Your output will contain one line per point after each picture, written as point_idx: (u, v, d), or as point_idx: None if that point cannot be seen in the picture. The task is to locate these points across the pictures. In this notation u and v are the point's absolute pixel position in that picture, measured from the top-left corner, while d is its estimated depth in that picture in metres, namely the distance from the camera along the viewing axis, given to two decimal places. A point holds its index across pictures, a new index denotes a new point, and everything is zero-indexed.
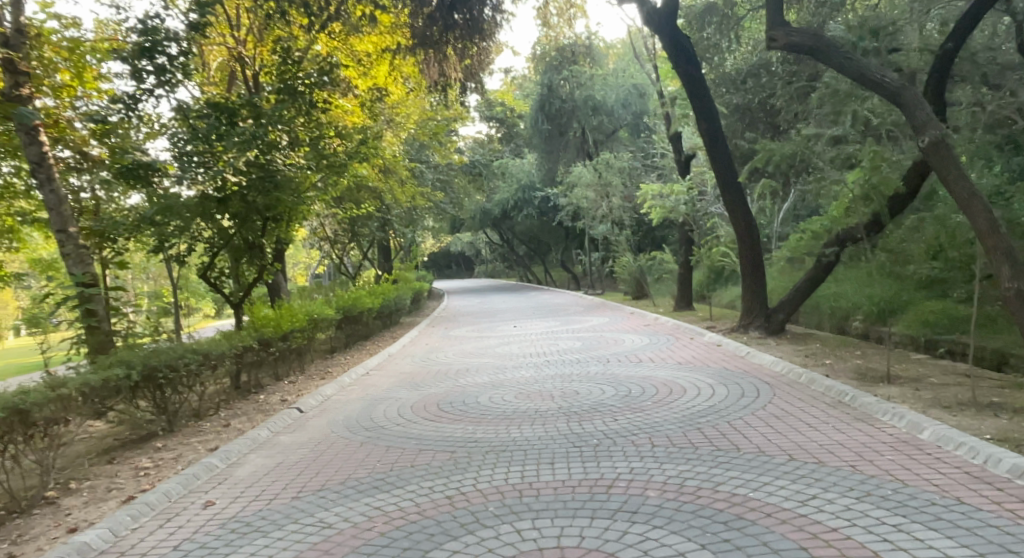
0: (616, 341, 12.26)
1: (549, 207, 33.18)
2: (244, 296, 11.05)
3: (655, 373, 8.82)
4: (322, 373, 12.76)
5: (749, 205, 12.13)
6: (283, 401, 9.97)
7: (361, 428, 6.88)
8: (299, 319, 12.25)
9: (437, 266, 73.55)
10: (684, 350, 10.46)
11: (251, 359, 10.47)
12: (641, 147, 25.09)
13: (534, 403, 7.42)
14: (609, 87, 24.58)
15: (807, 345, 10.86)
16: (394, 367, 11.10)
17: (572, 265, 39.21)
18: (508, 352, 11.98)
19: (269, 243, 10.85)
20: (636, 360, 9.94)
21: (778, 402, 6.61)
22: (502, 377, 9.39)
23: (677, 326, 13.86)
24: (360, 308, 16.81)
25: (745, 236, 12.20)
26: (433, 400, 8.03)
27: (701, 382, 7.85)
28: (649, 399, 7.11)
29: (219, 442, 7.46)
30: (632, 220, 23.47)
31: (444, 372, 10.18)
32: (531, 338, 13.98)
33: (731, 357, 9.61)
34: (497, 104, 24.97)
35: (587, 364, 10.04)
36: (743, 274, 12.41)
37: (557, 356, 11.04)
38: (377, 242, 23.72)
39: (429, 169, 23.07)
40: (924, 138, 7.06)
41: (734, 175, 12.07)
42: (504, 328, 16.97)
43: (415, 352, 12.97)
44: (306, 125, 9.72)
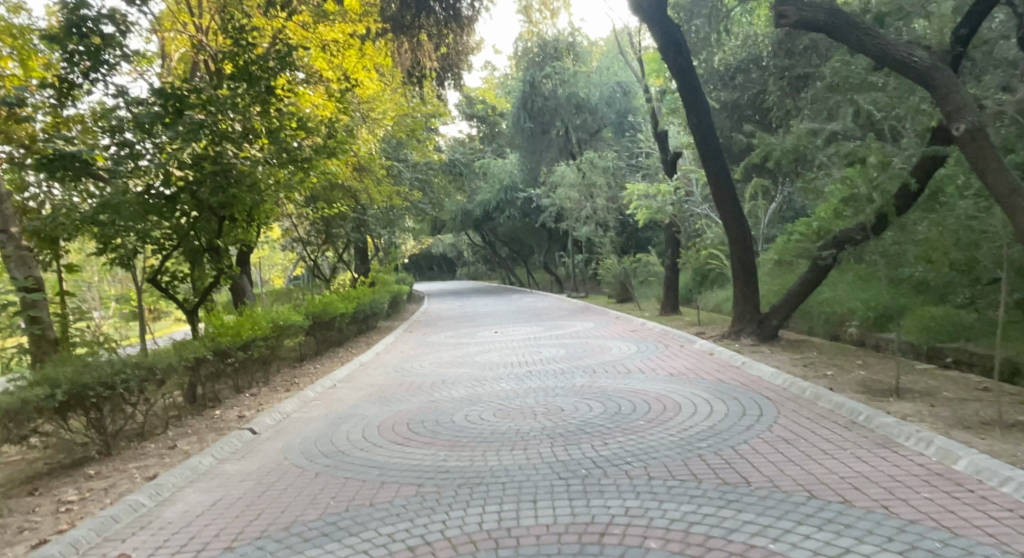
0: (601, 348, 11.56)
1: (532, 208, 32.51)
2: (200, 303, 10.20)
3: (645, 386, 8.10)
4: (287, 384, 11.94)
5: (741, 204, 11.48)
6: (240, 418, 9.15)
7: (318, 455, 6.10)
8: (263, 327, 11.42)
9: (418, 268, 72.60)
10: (674, 359, 9.78)
11: (206, 372, 9.62)
12: (625, 146, 24.42)
13: (514, 423, 6.69)
14: (593, 85, 23.81)
15: (804, 353, 10.22)
16: (364, 379, 10.31)
17: (554, 267, 38.53)
18: (488, 361, 11.22)
19: (228, 246, 10.04)
20: (624, 371, 9.23)
21: (784, 422, 5.91)
22: (480, 390, 8.64)
23: (665, 333, 13.22)
24: (332, 312, 15.98)
25: (737, 237, 11.55)
26: (401, 419, 7.25)
27: (696, 398, 7.15)
28: (640, 419, 6.40)
29: (159, 469, 6.63)
30: (616, 221, 22.82)
31: (417, 385, 9.40)
32: (512, 345, 13.24)
33: (725, 367, 8.95)
34: (478, 101, 24.25)
35: (572, 375, 9.32)
36: (734, 277, 11.76)
37: (539, 366, 10.31)
38: (353, 244, 22.86)
39: (407, 168, 22.28)
40: (959, 124, 6.50)
41: (726, 172, 11.41)
42: (484, 333, 16.22)
43: (388, 361, 12.19)
44: (265, 116, 8.91)
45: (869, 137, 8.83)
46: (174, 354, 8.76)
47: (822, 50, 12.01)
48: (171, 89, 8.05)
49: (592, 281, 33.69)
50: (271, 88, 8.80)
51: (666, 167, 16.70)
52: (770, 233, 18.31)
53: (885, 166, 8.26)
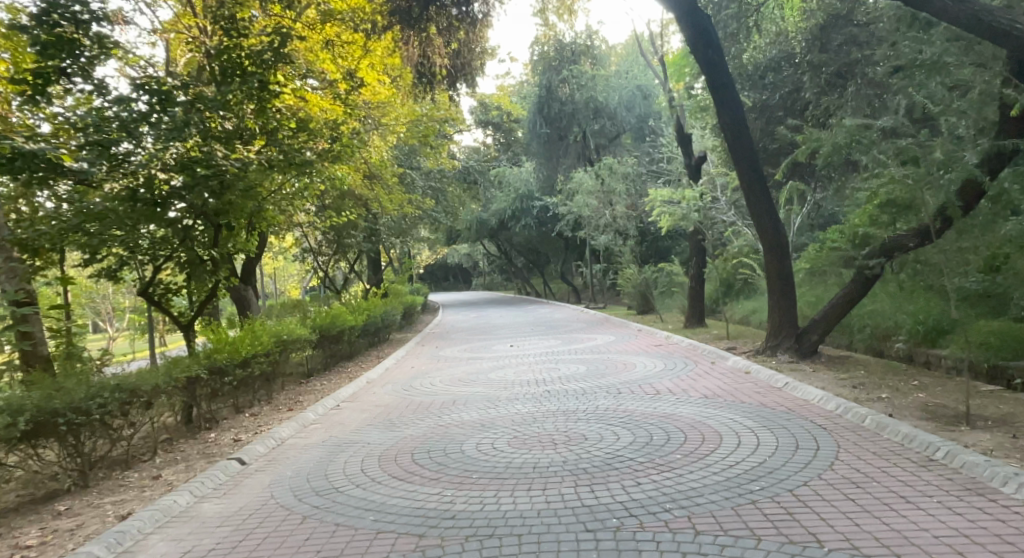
0: (625, 365, 10.76)
1: (548, 217, 31.79)
2: (196, 316, 9.53)
3: (679, 410, 7.30)
4: (293, 403, 11.19)
5: (776, 209, 10.67)
6: (236, 443, 8.42)
7: (309, 494, 5.36)
8: (265, 343, 10.72)
9: (433, 278, 72.03)
10: (706, 378, 8.97)
11: (201, 391, 8.96)
12: (645, 152, 23.51)
13: (531, 454, 5.92)
14: (612, 88, 23.22)
15: (849, 371, 9.36)
16: (371, 398, 9.59)
17: (571, 277, 37.72)
18: (503, 379, 10.47)
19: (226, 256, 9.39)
20: (652, 392, 8.43)
21: (847, 460, 5.10)
22: (494, 413, 7.88)
23: (693, 348, 12.38)
24: (341, 325, 15.26)
25: (772, 245, 10.70)
26: (406, 448, 6.51)
27: (738, 426, 6.34)
28: (677, 452, 5.61)
29: (136, 506, 5.95)
30: (636, 229, 22.01)
31: (426, 406, 8.65)
32: (529, 360, 12.48)
33: (764, 388, 8.11)
34: (493, 107, 23.61)
35: (594, 396, 8.53)
36: (769, 288, 10.93)
37: (558, 385, 9.53)
38: (365, 254, 22.24)
39: (419, 176, 21.67)
40: None
41: (760, 175, 10.61)
42: (499, 347, 15.46)
43: (397, 378, 11.45)
44: (259, 116, 8.25)
45: (923, 133, 8.01)
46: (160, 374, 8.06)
47: (861, 43, 11.21)
48: (155, 84, 7.36)
49: (610, 292, 32.86)
50: (265, 84, 8.15)
51: (689, 171, 16.34)
52: (799, 240, 17.44)
53: (945, 165, 7.43)
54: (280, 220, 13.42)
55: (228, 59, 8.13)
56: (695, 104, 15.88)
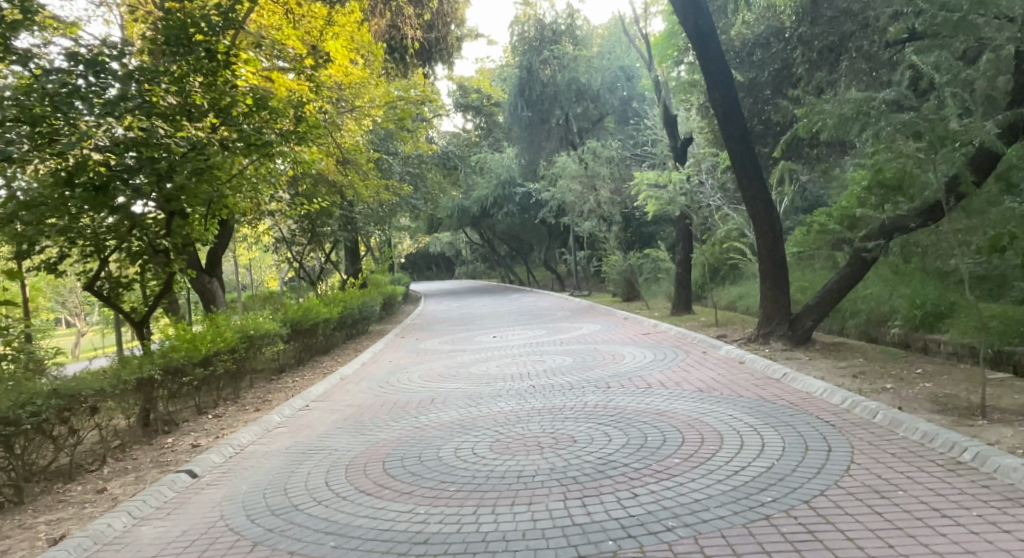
0: (613, 357, 10.22)
1: (531, 204, 31.20)
2: (150, 312, 8.86)
3: (673, 406, 6.75)
4: (261, 402, 10.55)
5: (769, 189, 10.14)
6: (193, 449, 7.81)
7: (263, 513, 4.74)
8: (229, 339, 10.05)
9: (416, 268, 71.22)
10: (699, 370, 8.44)
11: (155, 394, 8.31)
12: (629, 135, 22.90)
13: (513, 461, 5.35)
14: (594, 70, 22.59)
15: (849, 359, 8.85)
16: (342, 397, 8.97)
17: (555, 265, 37.17)
18: (484, 373, 9.90)
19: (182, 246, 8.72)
20: (642, 386, 7.88)
21: (865, 463, 4.58)
22: (474, 413, 7.30)
23: (682, 336, 11.89)
24: (314, 318, 14.60)
25: (765, 227, 10.16)
26: (375, 455, 5.90)
27: (738, 423, 5.81)
28: (674, 456, 5.07)
29: (68, 528, 5.31)
30: (620, 215, 21.44)
31: (400, 405, 8.06)
32: (512, 352, 11.92)
33: (762, 379, 7.60)
34: (472, 90, 22.92)
35: (580, 391, 7.98)
36: (762, 272, 10.41)
37: (543, 380, 8.97)
38: (341, 243, 21.50)
39: (396, 161, 20.97)
40: None
41: (752, 153, 10.06)
42: (481, 339, 14.87)
43: (372, 375, 10.83)
44: (210, 89, 7.65)
45: (928, 104, 7.48)
46: (105, 378, 7.39)
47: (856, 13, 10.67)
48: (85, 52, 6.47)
49: (595, 279, 32.37)
50: (214, 54, 7.56)
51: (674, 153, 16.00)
52: (788, 223, 16.98)
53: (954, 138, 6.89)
54: (247, 207, 12.72)
55: (172, 22, 7.38)
56: (681, 83, 15.33)
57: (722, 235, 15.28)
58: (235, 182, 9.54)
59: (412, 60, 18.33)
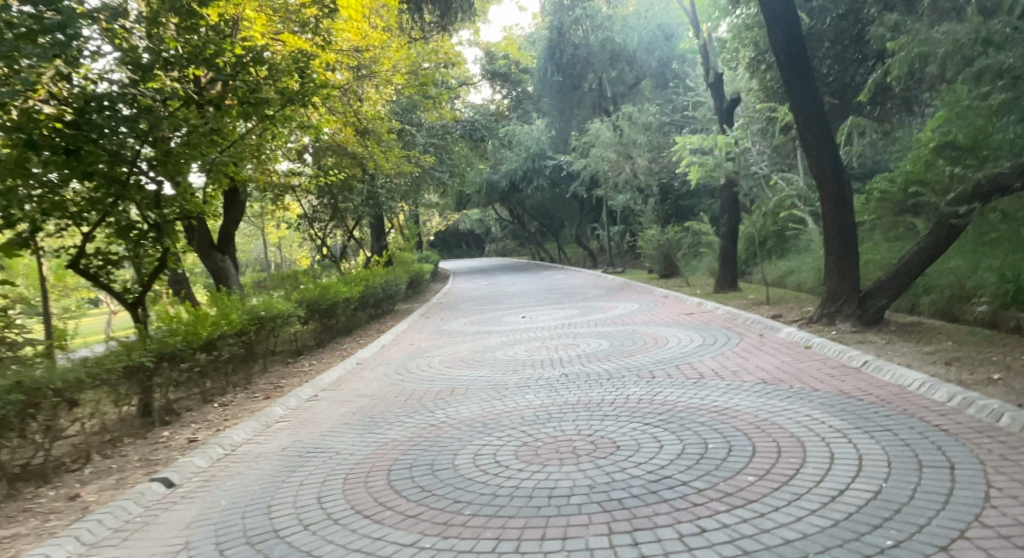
0: (656, 341, 9.15)
1: (562, 177, 30.08)
2: (144, 293, 8.01)
3: (736, 403, 5.68)
4: (273, 388, 9.73)
5: (837, 147, 9.01)
6: (188, 444, 6.95)
7: (235, 542, 3.85)
8: (235, 322, 9.24)
9: (446, 246, 70.61)
10: (757, 356, 7.35)
11: (151, 382, 7.52)
12: (666, 99, 21.64)
13: (544, 475, 4.37)
14: (630, 29, 21.45)
15: (935, 342, 7.63)
16: (354, 385, 8.09)
17: (587, 241, 36.00)
18: (513, 359, 8.94)
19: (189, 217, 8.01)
20: (694, 376, 6.82)
21: (1009, 489, 3.49)
22: (499, 408, 6.34)
23: (732, 316, 10.76)
24: (333, 297, 13.79)
25: (831, 189, 9.02)
26: (381, 462, 4.99)
27: (821, 428, 4.74)
28: (746, 474, 4.04)
29: (18, 549, 4.51)
30: (658, 186, 20.23)
31: (417, 397, 7.14)
32: (543, 335, 10.94)
33: (836, 368, 6.49)
34: (499, 54, 21.85)
35: (621, 382, 6.95)
36: (826, 243, 9.28)
37: (578, 367, 7.98)
38: (364, 219, 20.68)
39: (420, 132, 20.03)
40: None
41: (818, 107, 8.95)
42: (510, 319, 13.93)
43: (391, 359, 9.94)
44: (188, 33, 6.89)
45: None
46: (81, 366, 6.56)
47: None
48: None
49: (629, 255, 31.16)
50: None
51: (720, 116, 14.65)
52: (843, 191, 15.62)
53: None
54: (261, 176, 11.97)
55: None
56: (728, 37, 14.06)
57: (772, 205, 14.01)
58: (237, 147, 8.70)
59: (434, 20, 17.33)
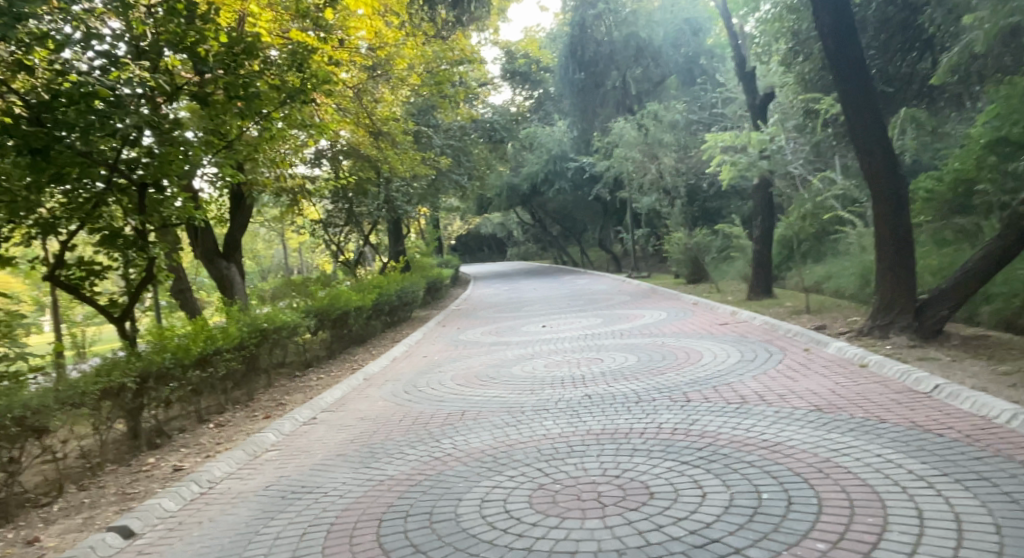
0: (689, 356, 8.34)
1: (584, 179, 29.29)
2: (132, 305, 7.40)
3: (789, 438, 4.88)
4: (276, 405, 9.07)
5: (890, 143, 8.20)
6: (171, 474, 6.28)
7: None
8: (232, 336, 8.58)
9: (467, 249, 70.04)
10: (806, 377, 6.53)
11: (134, 405, 6.90)
12: (694, 96, 20.73)
13: (565, 531, 3.63)
14: (655, 24, 20.82)
15: (1009, 361, 6.74)
16: (357, 406, 7.40)
17: (609, 244, 35.14)
18: (531, 377, 8.19)
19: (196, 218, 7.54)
20: (735, 401, 6.01)
21: None
22: (513, 439, 5.59)
23: (771, 327, 9.91)
24: (344, 306, 13.14)
25: (885, 189, 8.20)
26: (375, 508, 4.30)
27: (900, 477, 3.96)
28: (816, 541, 3.28)
29: None
30: (685, 187, 19.40)
31: (424, 422, 6.43)
32: (565, 348, 10.16)
33: (901, 393, 5.66)
34: (519, 53, 21.20)
35: (651, 408, 6.18)
36: (878, 247, 8.46)
37: (602, 388, 7.20)
38: (380, 224, 20.10)
39: (437, 133, 19.46)
40: None
41: (869, 97, 8.18)
42: (529, 328, 13.18)
43: (399, 375, 9.25)
44: (170, 17, 6.40)
45: None
46: (51, 391, 5.91)
47: None
48: None
49: (653, 259, 30.23)
50: None
51: (752, 112, 14.12)
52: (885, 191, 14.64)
53: None
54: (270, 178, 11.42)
55: None
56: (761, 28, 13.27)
57: (810, 207, 13.12)
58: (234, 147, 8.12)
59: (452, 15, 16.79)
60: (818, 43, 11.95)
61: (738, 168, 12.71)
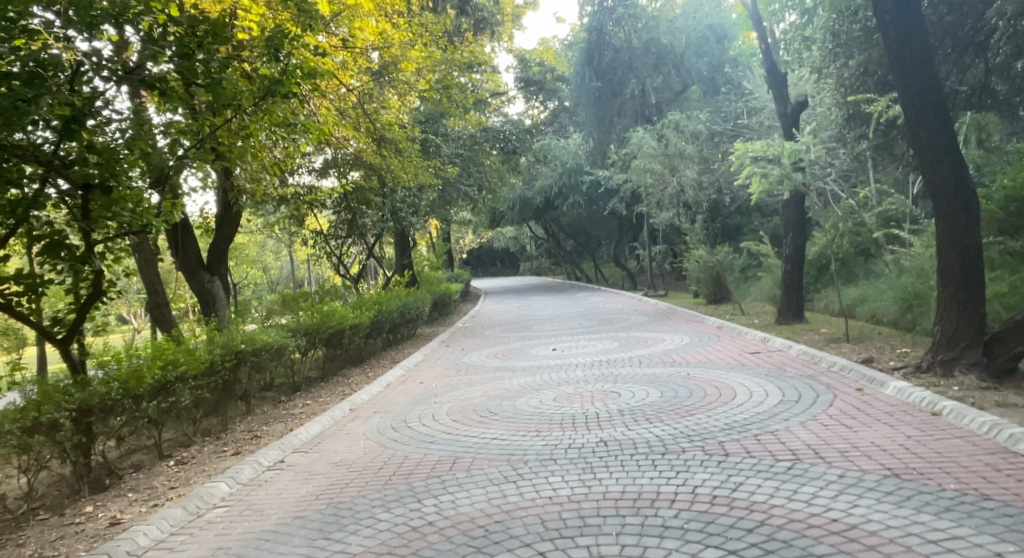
0: (721, 394, 7.24)
1: (599, 193, 28.31)
2: (79, 326, 6.36)
3: (865, 519, 3.80)
4: (250, 438, 7.99)
5: (958, 151, 7.17)
6: (105, 530, 5.22)
7: None
8: (202, 360, 7.50)
9: (479, 263, 69.17)
10: (869, 429, 5.43)
11: (71, 443, 5.88)
12: (717, 106, 19.80)
13: None
14: (677, 30, 20.15)
15: None
16: (334, 447, 6.35)
17: (624, 261, 34.07)
18: (537, 414, 7.13)
19: (160, 225, 6.65)
20: (785, 458, 4.92)
21: None
22: (513, 504, 4.52)
23: (811, 360, 8.79)
24: (338, 323, 12.10)
25: (952, 205, 7.17)
26: None
27: None
28: None
29: None
30: (706, 202, 18.35)
31: (409, 472, 5.39)
32: (577, 378, 9.08)
33: (996, 457, 4.57)
34: (534, 61, 20.39)
35: (682, 463, 5.09)
36: (941, 272, 7.41)
37: (620, 433, 6.13)
38: (384, 236, 19.18)
39: (447, 142, 18.59)
40: None
41: (934, 98, 7.16)
42: (538, 352, 12.13)
43: (389, 406, 8.18)
44: None
45: None
46: None
47: None
48: None
49: (671, 276, 29.10)
50: None
51: (783, 121, 13.52)
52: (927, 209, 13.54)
53: None
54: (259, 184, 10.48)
55: None
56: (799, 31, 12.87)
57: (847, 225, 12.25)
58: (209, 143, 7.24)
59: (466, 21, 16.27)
60: (860, 45, 10.92)
61: (770, 179, 11.65)
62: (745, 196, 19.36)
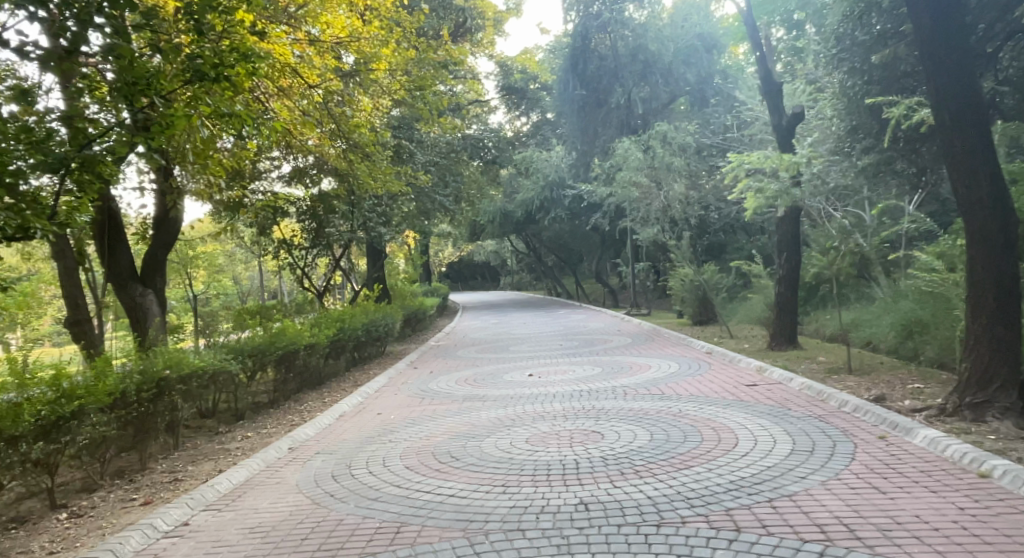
0: (721, 439, 6.22)
1: (581, 208, 27.47)
2: None
3: None
4: (169, 483, 6.81)
5: (997, 166, 6.32)
6: None
7: None
8: (105, 394, 6.31)
9: (460, 277, 67.96)
10: (910, 499, 4.46)
11: None
12: (705, 117, 19.10)
13: None
14: (666, 39, 19.33)
15: None
16: (256, 504, 5.24)
17: (605, 278, 33.11)
18: (506, 461, 6.06)
19: (49, 229, 5.55)
20: (814, 540, 3.92)
21: None
22: None
23: (817, 397, 7.84)
24: (291, 341, 10.90)
25: (990, 227, 6.30)
26: None
27: None
28: None
29: None
30: (694, 218, 17.51)
31: (343, 547, 4.31)
32: (555, 412, 8.02)
33: None
34: (516, 68, 19.54)
35: (683, 543, 4.04)
36: (972, 303, 6.51)
37: (604, 491, 5.10)
38: (353, 247, 18.08)
39: (422, 149, 17.63)
40: None
41: (971, 106, 6.31)
42: (513, 377, 11.08)
43: (335, 445, 7.05)
44: None
45: None
46: None
47: None
48: None
49: (654, 294, 28.29)
50: None
51: (778, 134, 12.71)
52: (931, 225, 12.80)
53: None
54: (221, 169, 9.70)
55: None
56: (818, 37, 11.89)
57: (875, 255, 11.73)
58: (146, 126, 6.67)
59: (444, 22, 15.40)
60: (868, 53, 10.14)
61: (767, 195, 10.71)
62: (733, 213, 18.59)
